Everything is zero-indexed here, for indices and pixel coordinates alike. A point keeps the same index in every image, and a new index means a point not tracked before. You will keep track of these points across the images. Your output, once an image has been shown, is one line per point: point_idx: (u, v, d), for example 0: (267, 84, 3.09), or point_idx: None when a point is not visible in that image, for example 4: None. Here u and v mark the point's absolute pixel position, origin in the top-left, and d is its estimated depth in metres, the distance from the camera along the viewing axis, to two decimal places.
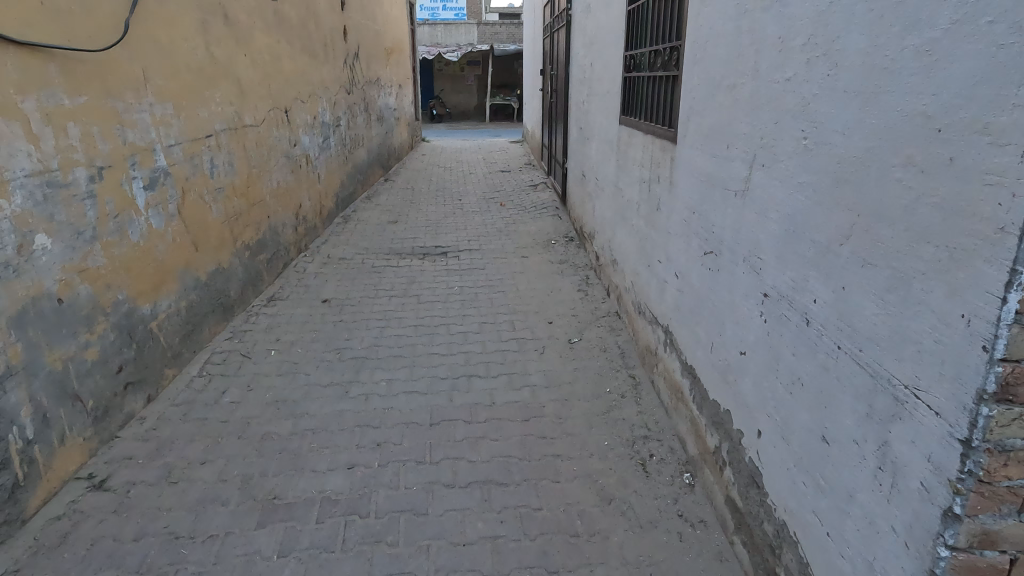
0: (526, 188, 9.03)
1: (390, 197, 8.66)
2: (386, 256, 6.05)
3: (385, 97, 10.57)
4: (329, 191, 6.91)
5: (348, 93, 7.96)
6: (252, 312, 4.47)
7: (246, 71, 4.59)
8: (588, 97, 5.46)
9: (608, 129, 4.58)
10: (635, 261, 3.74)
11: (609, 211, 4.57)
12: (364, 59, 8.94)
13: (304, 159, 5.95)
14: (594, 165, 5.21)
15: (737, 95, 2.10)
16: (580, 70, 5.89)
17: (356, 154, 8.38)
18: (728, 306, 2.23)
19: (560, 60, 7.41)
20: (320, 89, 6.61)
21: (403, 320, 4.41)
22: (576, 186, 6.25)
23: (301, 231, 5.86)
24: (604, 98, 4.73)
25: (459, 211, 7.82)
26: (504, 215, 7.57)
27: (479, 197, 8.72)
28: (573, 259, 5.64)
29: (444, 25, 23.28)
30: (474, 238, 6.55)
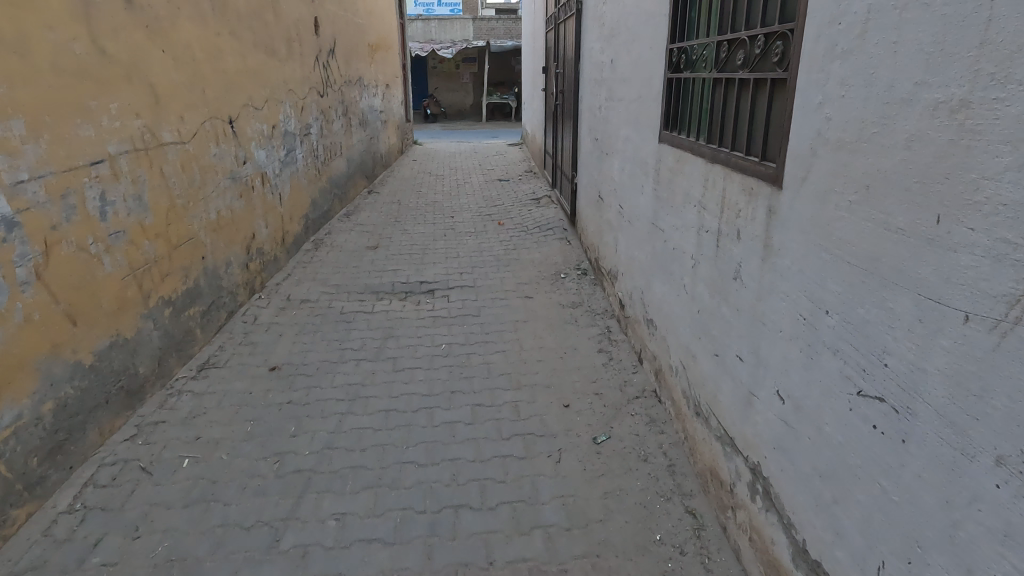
0: (528, 202, 7.95)
1: (371, 215, 7.58)
2: (360, 296, 4.97)
3: (368, 99, 9.49)
4: (295, 214, 5.84)
5: (321, 95, 6.87)
6: (173, 392, 3.39)
7: (166, 71, 3.52)
8: (607, 102, 4.39)
9: (639, 146, 3.51)
10: (687, 337, 2.68)
11: (640, 254, 3.51)
12: (341, 56, 7.86)
13: (256, 178, 4.86)
14: (617, 189, 4.16)
15: (986, 130, 1.04)
16: (595, 69, 4.82)
17: (332, 165, 7.30)
18: (936, 524, 1.17)
19: (568, 54, 6.33)
20: (281, 93, 5.52)
21: (372, 401, 3.34)
22: (591, 208, 5.17)
23: (254, 267, 4.78)
24: (632, 105, 3.66)
25: (450, 233, 6.75)
26: (503, 237, 6.49)
27: (475, 214, 7.64)
28: (588, 303, 4.58)
29: (437, 21, 22.14)
30: (466, 271, 5.48)
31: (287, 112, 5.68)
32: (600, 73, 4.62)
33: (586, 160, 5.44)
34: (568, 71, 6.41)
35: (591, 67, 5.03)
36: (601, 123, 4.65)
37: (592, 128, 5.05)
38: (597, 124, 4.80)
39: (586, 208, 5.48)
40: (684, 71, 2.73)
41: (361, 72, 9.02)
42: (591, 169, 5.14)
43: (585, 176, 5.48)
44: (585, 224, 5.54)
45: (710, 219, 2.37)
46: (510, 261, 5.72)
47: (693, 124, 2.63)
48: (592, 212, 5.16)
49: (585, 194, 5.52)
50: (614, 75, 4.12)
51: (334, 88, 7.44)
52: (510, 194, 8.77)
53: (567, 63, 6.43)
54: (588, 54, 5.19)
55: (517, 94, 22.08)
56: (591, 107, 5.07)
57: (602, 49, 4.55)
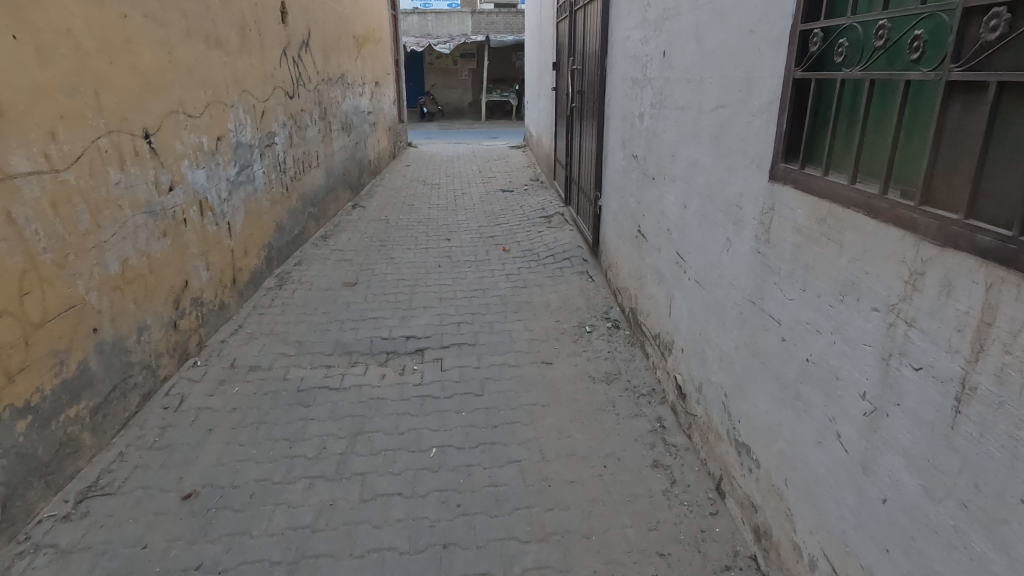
0: (536, 221, 6.82)
1: (352, 237, 6.44)
2: (327, 359, 3.84)
3: (352, 99, 8.33)
4: (251, 245, 4.71)
5: (290, 97, 5.73)
6: (25, 551, 2.26)
7: (21, 67, 2.39)
8: (657, 108, 3.24)
9: (721, 180, 2.37)
10: (845, 527, 1.57)
11: (723, 339, 2.38)
12: (318, 50, 6.71)
13: (190, 208, 3.74)
14: (672, 231, 3.03)
15: None
16: (635, 65, 3.67)
17: (305, 179, 6.16)
18: None
19: (590, 47, 5.20)
20: (231, 95, 4.38)
21: (325, 565, 2.23)
22: (626, 243, 4.05)
23: (185, 325, 3.65)
24: (706, 117, 2.52)
25: (445, 263, 5.63)
26: (509, 270, 5.37)
27: (474, 236, 6.52)
28: (627, 378, 3.45)
29: (434, 14, 20.95)
30: (466, 320, 4.35)
31: (240, 118, 4.54)
32: (644, 70, 3.49)
33: (617, 183, 4.32)
34: (589, 69, 5.28)
35: (627, 62, 3.88)
36: (645, 137, 3.51)
37: (629, 141, 3.91)
38: (638, 138, 3.66)
39: (617, 239, 4.35)
40: (847, 68, 1.58)
41: (343, 68, 7.87)
42: (626, 194, 4.02)
43: (616, 202, 4.35)
44: (616, 262, 4.40)
45: (932, 352, 1.25)
46: (519, 305, 4.59)
47: (880, 159, 1.49)
48: (627, 250, 4.03)
49: (615, 225, 4.40)
50: (670, 73, 2.98)
51: (308, 89, 6.28)
52: (516, 209, 7.63)
53: (588, 59, 5.29)
54: (621, 45, 4.04)
55: (517, 91, 20.92)
56: (627, 114, 3.92)
57: (647, 38, 3.41)
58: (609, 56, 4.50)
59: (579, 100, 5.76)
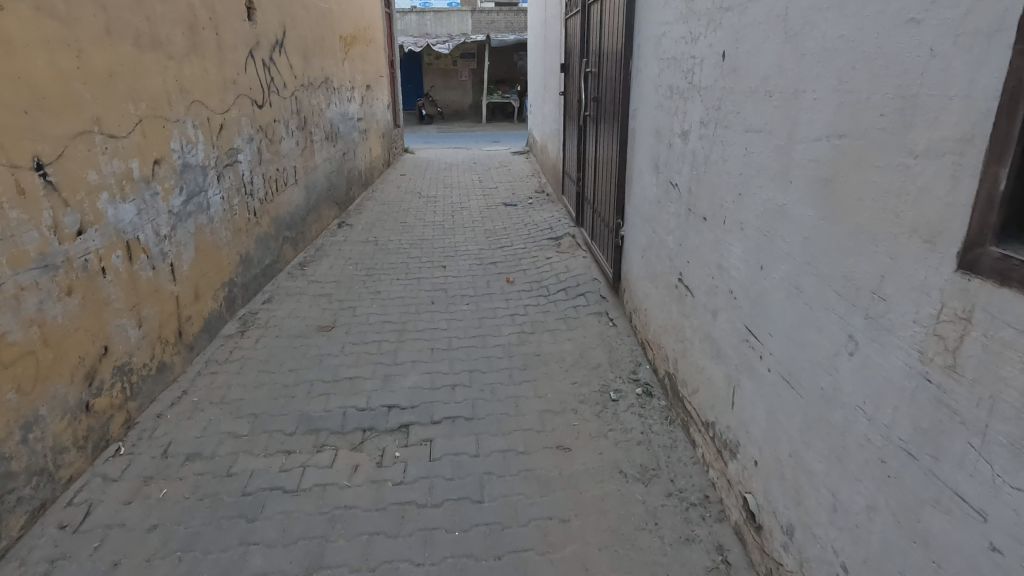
0: (544, 243, 6.03)
1: (334, 265, 5.67)
2: (288, 441, 3.06)
3: (338, 105, 7.56)
4: (206, 287, 3.94)
5: (259, 107, 4.95)
6: None
7: None
8: (713, 128, 2.45)
9: (841, 250, 1.57)
10: None
11: (841, 485, 1.59)
12: (296, 51, 5.94)
13: (113, 252, 2.96)
14: (739, 296, 2.24)
15: None
16: (678, 68, 2.88)
17: (279, 199, 5.39)
18: None
19: (608, 46, 4.42)
20: (175, 106, 3.60)
21: None
22: (661, 292, 3.26)
23: (102, 404, 2.87)
24: (808, 149, 1.72)
25: (439, 298, 4.85)
26: (513, 308, 4.59)
27: (473, 262, 5.74)
28: (670, 476, 2.66)
29: (432, 12, 20.16)
30: (462, 382, 3.56)
31: (188, 135, 3.75)
32: (692, 77, 2.70)
33: (646, 215, 3.53)
34: (607, 73, 4.49)
35: (664, 65, 3.08)
36: (691, 164, 2.72)
37: (666, 165, 3.11)
38: (681, 163, 2.87)
39: (648, 282, 3.55)
40: None
41: (327, 71, 7.08)
42: (661, 231, 3.22)
43: (646, 239, 3.55)
44: (646, 310, 3.61)
45: None
46: (526, 359, 3.80)
47: None
48: (664, 301, 3.23)
49: (644, 266, 3.60)
50: (738, 82, 2.19)
51: (282, 96, 5.50)
52: (520, 228, 6.84)
53: (605, 61, 4.50)
54: (655, 45, 3.24)
55: (519, 92, 20.14)
56: (664, 132, 3.12)
57: (697, 36, 2.61)
58: (635, 58, 3.71)
59: (595, 110, 4.97)
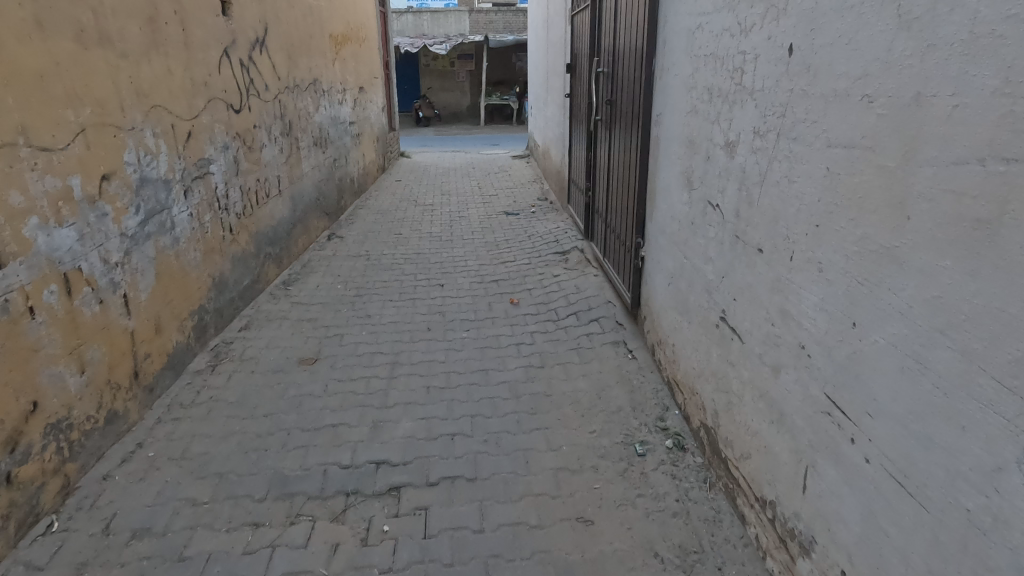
0: (551, 258, 5.55)
1: (321, 284, 5.19)
2: (256, 510, 2.57)
3: (328, 108, 7.09)
4: (169, 318, 3.45)
5: (235, 111, 4.47)
6: None
7: None
8: (775, 140, 1.98)
9: (1010, 322, 1.10)
10: None
11: None
12: (279, 50, 5.47)
13: (44, 287, 2.48)
14: (815, 354, 1.77)
15: None
16: (721, 67, 2.41)
17: (260, 213, 4.91)
18: None
19: (624, 43, 3.94)
20: (130, 112, 3.12)
21: None
22: (698, 328, 2.78)
23: (30, 472, 2.39)
24: (943, 176, 1.25)
25: (436, 323, 4.38)
26: (519, 335, 4.11)
27: (474, 280, 5.26)
28: (717, 564, 2.18)
29: (430, 13, 19.74)
30: (462, 430, 3.07)
31: (148, 145, 3.28)
32: (741, 77, 2.22)
33: (675, 237, 3.05)
34: (623, 74, 4.02)
35: (701, 63, 2.61)
36: (741, 182, 2.25)
37: (704, 181, 2.63)
38: (725, 180, 2.40)
39: (677, 315, 3.07)
40: None
41: (315, 72, 6.60)
42: (697, 258, 2.75)
43: (675, 264, 3.07)
44: (675, 346, 3.13)
45: None
46: (535, 400, 3.32)
47: None
48: (700, 340, 2.75)
49: (673, 296, 3.12)
50: (816, 82, 1.71)
51: (262, 100, 5.02)
52: (523, 240, 6.36)
53: (621, 61, 4.03)
54: (688, 41, 2.77)
55: (518, 93, 19.67)
56: (701, 141, 2.65)
57: (749, 27, 2.14)
58: (660, 56, 3.23)
59: (607, 115, 4.50)
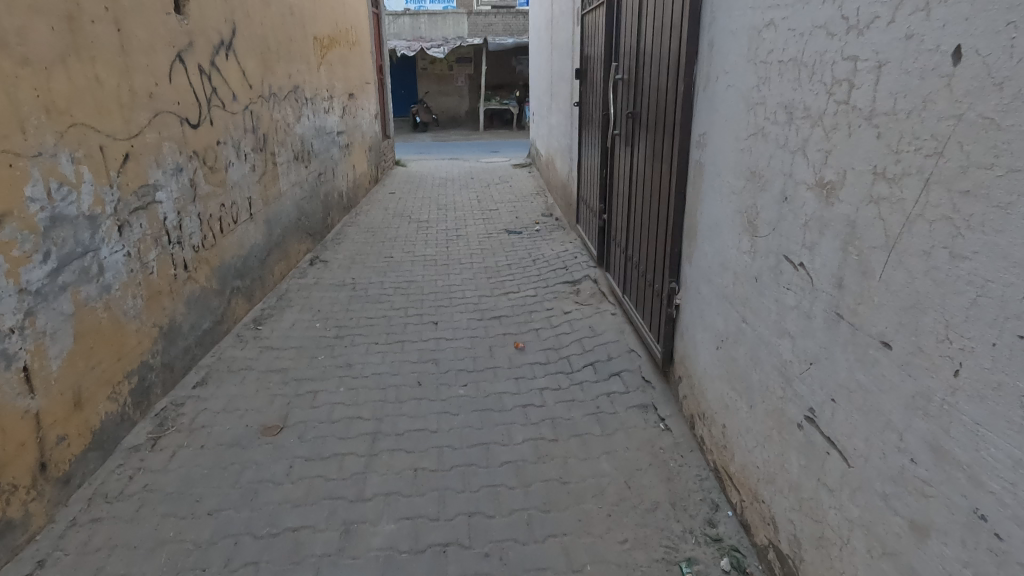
0: (559, 290, 4.90)
1: (297, 323, 4.53)
2: None
3: (311, 119, 6.44)
4: (95, 387, 2.80)
5: (193, 127, 3.82)
6: None
7: None
8: (922, 189, 1.32)
9: None
10: None
11: None
12: (251, 54, 4.82)
13: None
14: (1014, 540, 1.11)
15: None
16: (812, 79, 1.76)
17: (225, 243, 4.26)
18: None
19: (652, 47, 3.29)
20: (37, 133, 2.47)
21: None
22: (765, 418, 2.12)
23: None
24: None
25: (428, 375, 3.72)
26: (525, 394, 3.45)
27: (472, 317, 4.60)
28: None
29: (427, 15, 19.14)
30: (457, 539, 2.40)
31: (65, 173, 2.63)
32: (850, 94, 1.57)
33: (730, 293, 2.39)
34: (650, 82, 3.36)
35: (777, 71, 1.96)
36: (849, 240, 1.59)
37: (779, 229, 1.98)
38: (817, 233, 1.75)
39: (732, 391, 2.41)
40: None
41: (295, 79, 5.96)
42: (767, 329, 2.08)
43: (729, 326, 2.41)
44: (727, 430, 2.47)
45: None
46: (549, 491, 2.65)
47: None
48: (770, 435, 2.09)
49: (726, 367, 2.46)
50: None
51: (228, 112, 4.36)
52: (527, 265, 5.70)
53: (647, 67, 3.38)
54: (753, 42, 2.12)
55: (519, 98, 19.04)
56: (775, 176, 1.99)
57: (868, 23, 1.49)
58: (706, 61, 2.58)
59: (628, 129, 3.84)
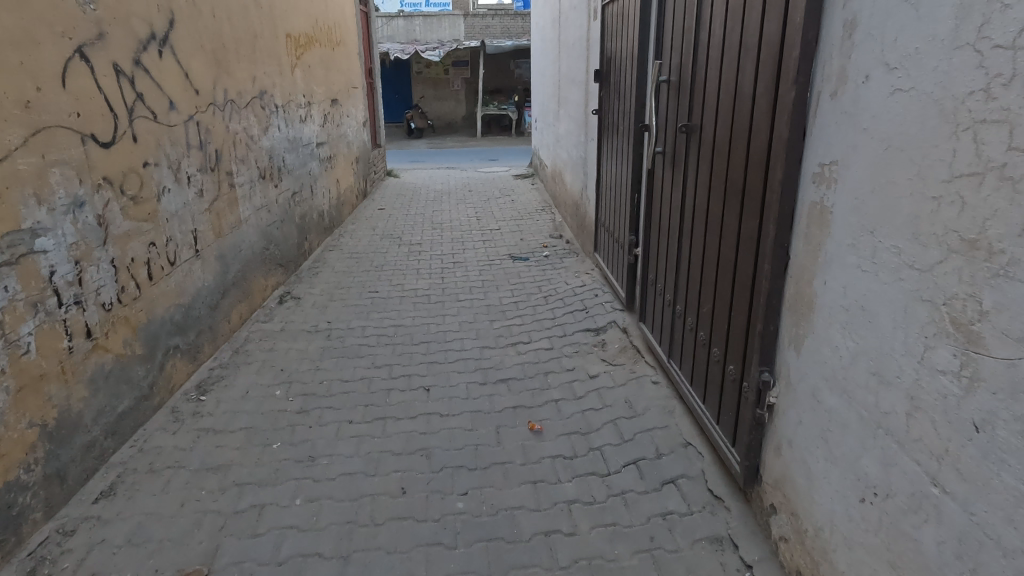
0: (581, 344, 3.98)
1: (251, 390, 3.59)
2: None
3: (283, 129, 5.52)
4: None
5: (105, 145, 2.90)
6: None
7: None
8: None
9: None
10: None
11: None
12: (198, 53, 3.90)
13: None
14: None
15: None
16: None
17: (156, 292, 3.32)
18: None
19: (724, 37, 2.37)
20: None
21: None
22: None
23: None
24: None
25: (416, 476, 2.78)
26: (548, 511, 2.52)
27: (472, 381, 3.66)
28: None
29: (421, 17, 18.30)
30: None
31: None
32: None
33: (902, 429, 1.46)
34: (719, 84, 2.42)
35: None
36: None
37: None
38: None
39: None
40: None
41: (262, 84, 5.05)
42: (1013, 527, 1.15)
43: (897, 478, 1.49)
44: None
45: None
46: None
47: None
48: None
49: (886, 541, 1.53)
50: None
51: (161, 124, 3.43)
52: (538, 305, 4.77)
53: (716, 64, 2.44)
54: (979, 13, 1.20)
55: (517, 103, 18.14)
56: None
57: None
58: (844, 50, 1.64)
59: (679, 147, 2.90)
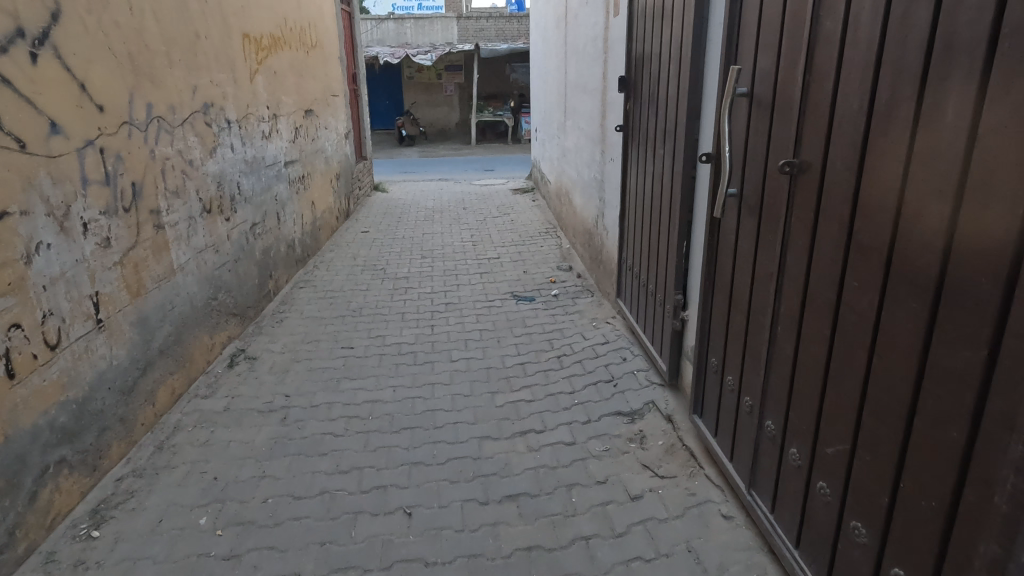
0: (612, 437, 3.02)
1: (168, 516, 2.62)
2: None
3: (237, 148, 4.57)
4: None
5: None
6: None
7: None
8: None
9: None
10: None
11: None
12: (104, 56, 2.94)
13: None
14: None
15: None
16: None
17: (22, 393, 2.35)
18: None
19: (887, 29, 1.43)
20: None
21: None
22: None
23: None
24: None
25: None
26: None
27: (469, 498, 2.70)
28: None
29: (413, 19, 17.38)
30: None
31: None
32: None
33: None
34: (873, 106, 1.49)
35: None
36: None
37: None
38: None
39: None
40: None
41: (207, 95, 4.09)
42: None
43: None
44: None
45: None
46: None
47: None
48: None
49: None
50: None
51: (34, 154, 2.46)
52: (552, 370, 3.81)
53: (866, 72, 1.51)
54: None
55: (514, 109, 17.21)
56: None
57: None
58: None
59: (774, 194, 1.96)
